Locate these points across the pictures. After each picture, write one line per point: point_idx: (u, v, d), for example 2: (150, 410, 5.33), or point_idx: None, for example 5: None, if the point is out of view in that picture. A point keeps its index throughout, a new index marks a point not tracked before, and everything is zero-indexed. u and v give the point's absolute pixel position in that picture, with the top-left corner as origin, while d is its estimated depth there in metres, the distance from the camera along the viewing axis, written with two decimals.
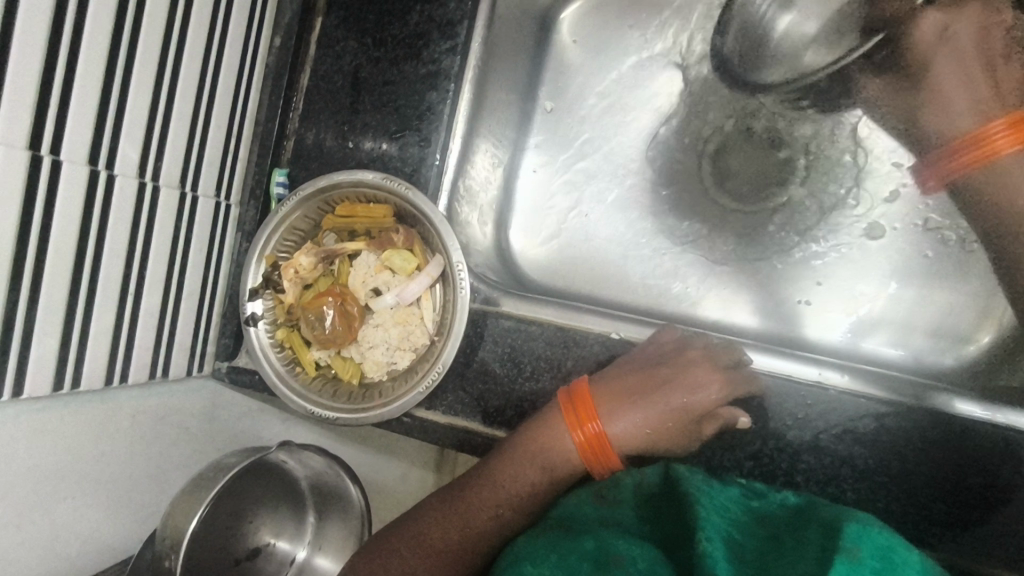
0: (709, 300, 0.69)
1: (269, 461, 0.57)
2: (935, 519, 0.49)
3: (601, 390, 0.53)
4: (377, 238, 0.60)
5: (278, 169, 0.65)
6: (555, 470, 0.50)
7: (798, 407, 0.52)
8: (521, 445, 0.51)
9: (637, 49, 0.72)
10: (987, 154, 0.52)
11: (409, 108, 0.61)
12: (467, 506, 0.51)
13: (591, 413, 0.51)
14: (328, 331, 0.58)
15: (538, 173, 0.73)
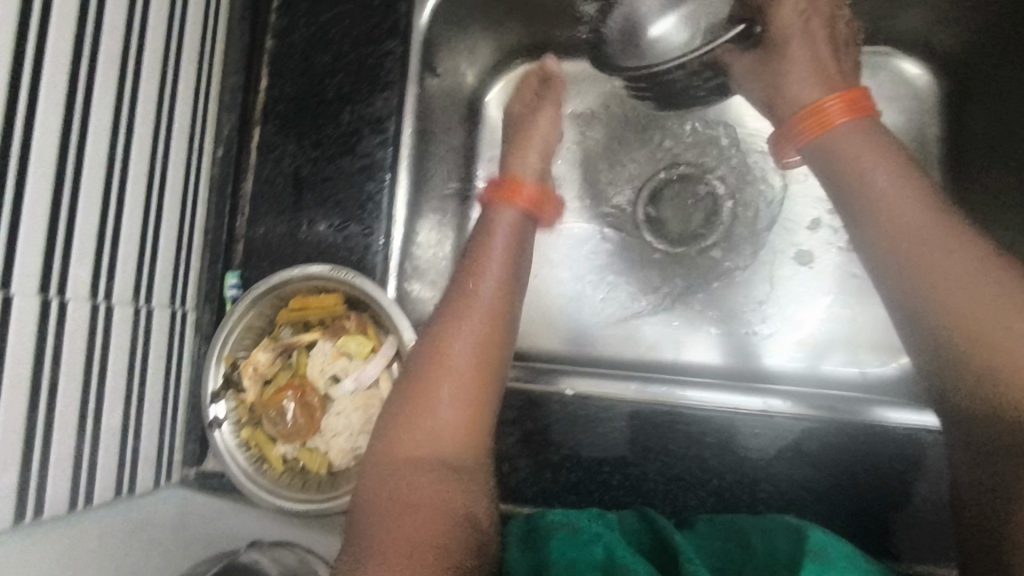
0: (663, 341, 0.73)
1: (238, 564, 0.59)
2: (887, 525, 0.53)
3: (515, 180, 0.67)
4: (330, 326, 0.62)
5: (231, 272, 0.68)
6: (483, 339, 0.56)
7: (766, 437, 0.54)
8: (431, 353, 0.55)
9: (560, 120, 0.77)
10: (822, 123, 0.59)
11: (349, 201, 0.64)
12: (425, 410, 0.52)
13: (515, 189, 0.66)
14: (291, 425, 0.60)
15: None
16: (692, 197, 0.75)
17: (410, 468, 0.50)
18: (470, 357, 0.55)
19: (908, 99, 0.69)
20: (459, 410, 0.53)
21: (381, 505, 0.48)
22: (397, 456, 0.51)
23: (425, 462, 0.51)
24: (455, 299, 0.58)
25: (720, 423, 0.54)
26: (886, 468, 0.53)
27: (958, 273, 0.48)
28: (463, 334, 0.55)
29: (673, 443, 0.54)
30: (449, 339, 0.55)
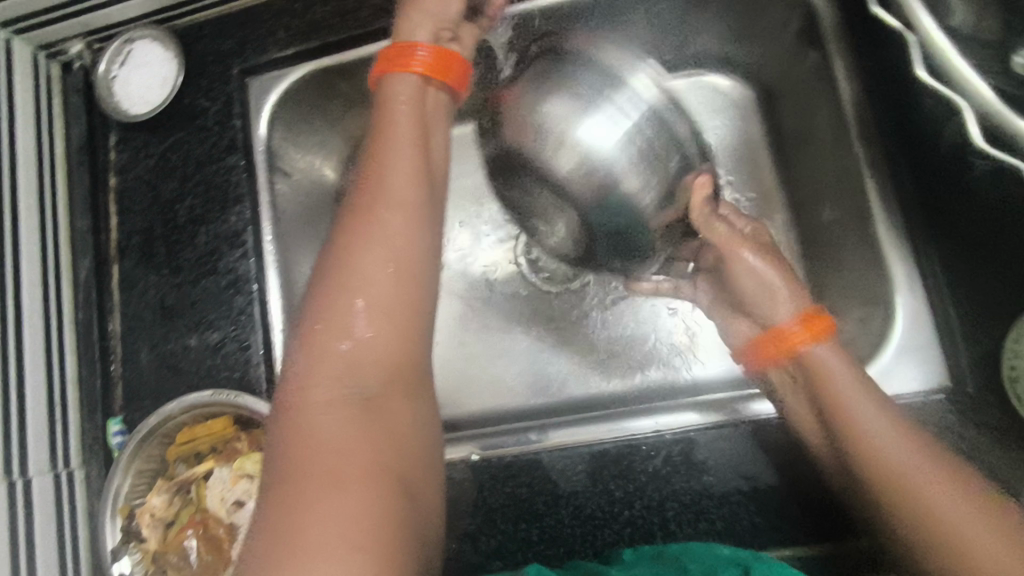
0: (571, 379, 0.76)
1: None
2: (792, 516, 0.52)
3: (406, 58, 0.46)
4: (224, 451, 0.60)
5: (111, 419, 0.64)
6: (392, 253, 0.39)
7: (695, 453, 0.54)
8: (336, 267, 0.39)
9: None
10: (788, 350, 0.51)
11: (221, 319, 0.64)
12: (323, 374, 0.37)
13: (401, 54, 0.47)
14: (197, 566, 0.58)
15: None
16: None
17: (321, 418, 0.36)
18: (392, 274, 0.39)
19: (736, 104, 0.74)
20: (382, 347, 0.38)
21: (286, 469, 0.34)
22: (310, 420, 0.36)
23: (343, 418, 0.36)
24: (362, 180, 0.42)
25: (646, 448, 0.55)
26: (778, 457, 0.53)
27: (972, 529, 0.41)
28: (382, 242, 0.39)
29: (579, 485, 0.55)
30: (364, 253, 0.39)
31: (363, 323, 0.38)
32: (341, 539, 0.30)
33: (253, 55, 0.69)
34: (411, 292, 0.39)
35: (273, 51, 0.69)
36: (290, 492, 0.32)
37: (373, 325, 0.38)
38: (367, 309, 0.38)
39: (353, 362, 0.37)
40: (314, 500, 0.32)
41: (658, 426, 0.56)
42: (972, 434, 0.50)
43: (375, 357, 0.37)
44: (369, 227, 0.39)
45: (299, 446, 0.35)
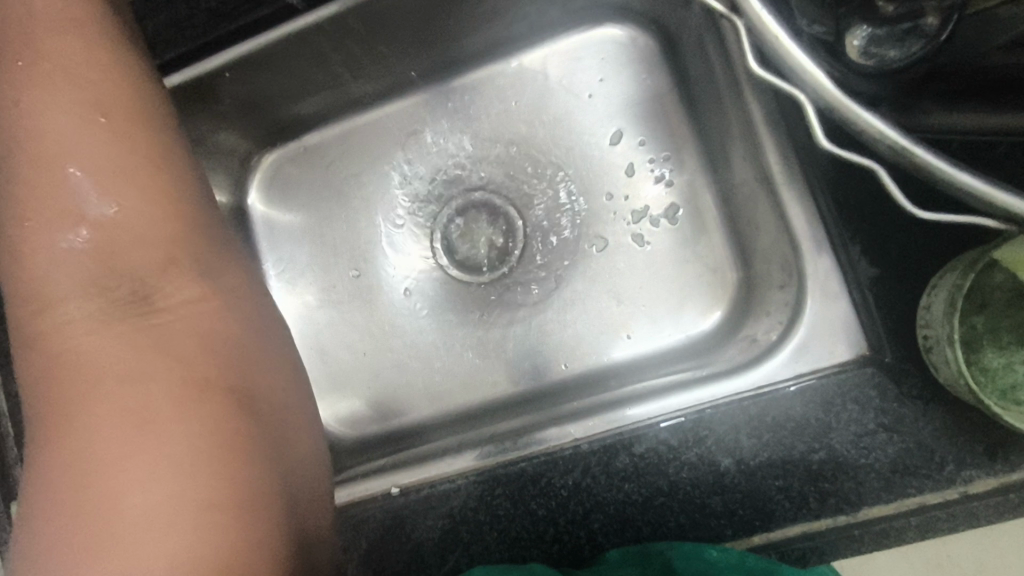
0: (517, 375, 0.75)
1: None
2: (717, 511, 0.49)
3: (54, 122, 0.44)
4: None
5: (15, 502, 0.60)
6: (83, 162, 0.44)
7: (609, 463, 0.51)
8: (19, 145, 0.44)
9: (350, 196, 0.81)
10: None
11: None
12: (97, 375, 0.40)
13: None
14: None
15: (311, 352, 0.80)
16: (478, 221, 0.80)
17: (94, 342, 0.41)
18: (80, 151, 0.44)
19: (625, 68, 0.74)
20: (104, 303, 0.42)
21: (81, 402, 0.39)
22: (90, 426, 0.39)
23: (133, 329, 0.42)
24: (16, 114, 0.44)
25: (562, 462, 0.52)
26: (698, 453, 0.49)
27: None
28: (60, 126, 0.44)
29: (501, 510, 0.52)
30: (56, 141, 0.44)
31: (106, 214, 0.43)
32: (149, 517, 0.37)
33: None
34: (133, 134, 0.45)
35: None
36: (90, 482, 0.38)
37: (84, 139, 0.44)
38: (96, 256, 0.43)
39: (116, 235, 0.44)
40: (91, 470, 0.38)
41: (577, 438, 0.53)
42: (893, 405, 0.46)
43: (151, 232, 0.44)
44: (39, 80, 0.45)
45: (84, 372, 0.40)
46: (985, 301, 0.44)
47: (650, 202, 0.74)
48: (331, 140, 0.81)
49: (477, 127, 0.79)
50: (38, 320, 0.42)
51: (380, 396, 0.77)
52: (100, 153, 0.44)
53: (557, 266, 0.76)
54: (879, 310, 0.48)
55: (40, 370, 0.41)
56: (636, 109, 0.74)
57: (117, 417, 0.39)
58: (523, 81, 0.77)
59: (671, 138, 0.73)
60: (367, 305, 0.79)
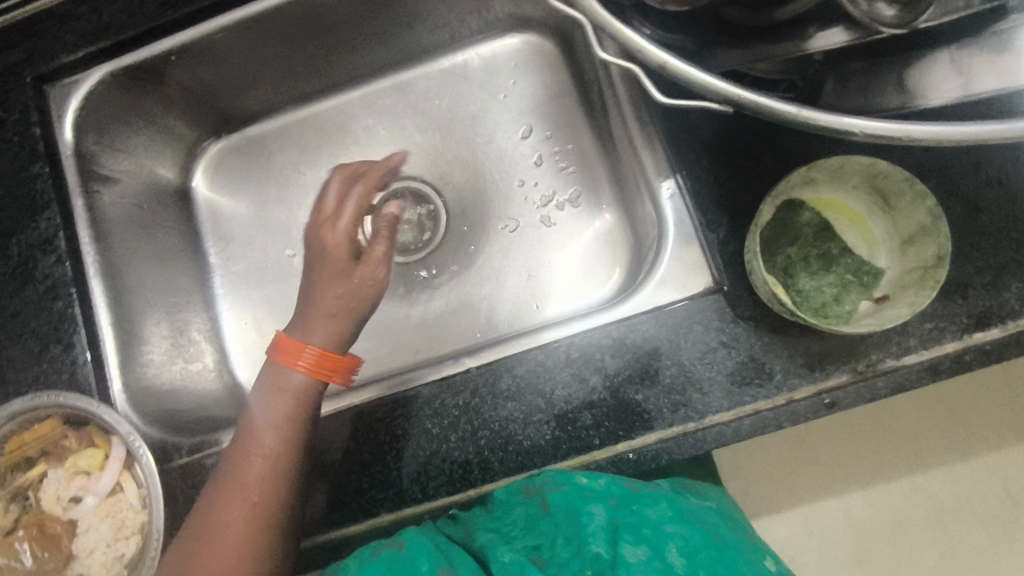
0: (437, 343, 0.81)
1: None
2: (587, 423, 0.55)
3: (275, 431, 0.54)
4: (55, 452, 0.61)
5: None
6: (281, 430, 0.54)
7: (494, 384, 0.57)
8: (256, 412, 0.55)
9: (288, 182, 0.88)
10: None
11: (42, 325, 0.65)
12: (229, 506, 0.51)
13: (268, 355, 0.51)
14: (36, 563, 0.57)
15: (244, 325, 0.84)
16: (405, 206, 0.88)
17: (230, 508, 0.51)
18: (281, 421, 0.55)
19: (535, 72, 0.85)
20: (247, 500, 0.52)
21: (197, 555, 0.50)
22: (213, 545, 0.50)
23: (272, 481, 0.53)
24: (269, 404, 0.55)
25: (454, 385, 0.58)
26: (570, 372, 0.56)
27: None
28: (276, 427, 0.54)
29: (400, 429, 0.58)
30: (271, 414, 0.55)
31: (274, 469, 0.53)
32: None
33: (45, 63, 0.70)
34: (295, 442, 0.54)
35: (66, 55, 0.71)
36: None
37: (286, 411, 0.55)
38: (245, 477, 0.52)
39: (287, 407, 0.55)
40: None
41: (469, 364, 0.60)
42: (730, 325, 0.55)
43: (277, 460, 0.53)
44: (275, 383, 0.56)
45: (228, 501, 0.51)
46: (798, 234, 0.54)
47: (556, 188, 0.83)
48: (273, 132, 0.89)
49: (406, 123, 0.88)
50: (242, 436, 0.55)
51: None
52: (286, 448, 0.54)
53: (476, 244, 0.84)
54: (720, 248, 0.56)
55: (218, 478, 0.53)
56: (544, 108, 0.84)
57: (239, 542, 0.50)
58: (448, 82, 0.87)
59: (575, 132, 0.83)
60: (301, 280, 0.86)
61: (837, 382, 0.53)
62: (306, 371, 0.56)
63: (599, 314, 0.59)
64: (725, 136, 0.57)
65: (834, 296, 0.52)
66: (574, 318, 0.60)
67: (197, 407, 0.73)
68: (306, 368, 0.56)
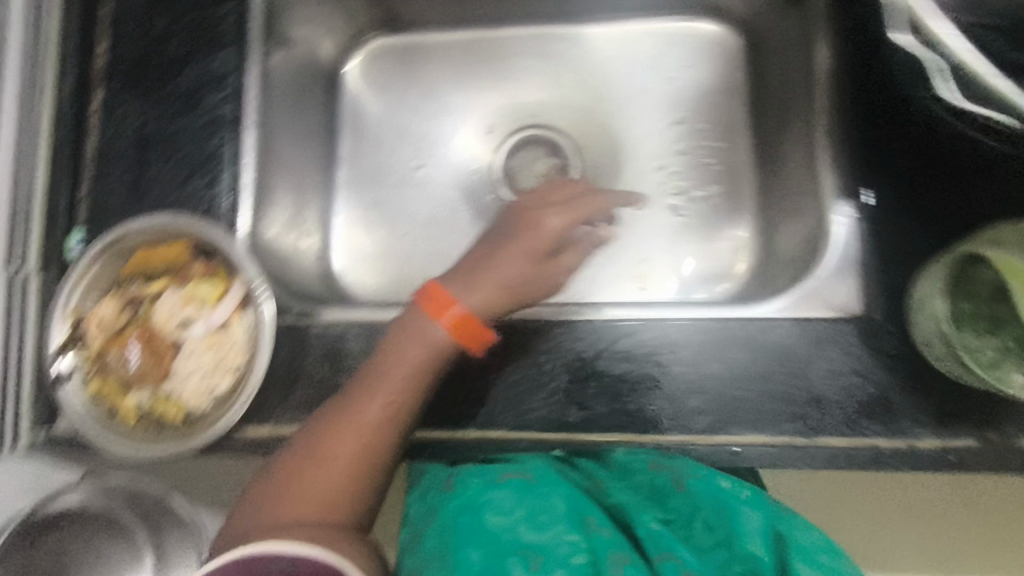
0: None
1: (74, 511, 0.61)
2: (695, 407, 0.55)
3: (403, 375, 0.55)
4: (178, 274, 0.62)
5: (73, 230, 0.66)
6: (408, 376, 0.55)
7: (613, 342, 0.58)
8: (387, 353, 0.56)
9: (433, 97, 0.88)
10: None
11: (193, 154, 0.66)
12: (341, 438, 0.53)
13: (440, 302, 0.57)
14: (139, 369, 0.61)
15: (354, 218, 0.85)
16: (537, 154, 0.87)
17: (342, 440, 0.53)
18: (411, 368, 0.55)
19: (708, 63, 0.84)
20: (360, 436, 0.53)
21: (297, 473, 0.52)
22: (320, 471, 0.52)
23: (387, 423, 0.54)
24: (401, 346, 0.56)
25: (573, 329, 0.59)
26: (694, 352, 0.56)
27: None
28: (404, 373, 0.55)
29: (509, 356, 0.59)
30: (402, 357, 0.55)
31: (392, 413, 0.54)
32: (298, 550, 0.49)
33: None
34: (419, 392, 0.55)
35: None
36: (291, 501, 0.51)
37: (418, 359, 0.55)
38: (364, 412, 0.54)
39: (419, 357, 0.55)
40: (299, 498, 0.51)
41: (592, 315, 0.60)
42: (867, 355, 0.54)
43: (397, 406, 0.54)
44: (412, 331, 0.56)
45: (341, 433, 0.53)
46: (973, 291, 0.51)
47: (694, 182, 0.82)
48: (433, 45, 0.89)
49: (563, 74, 0.87)
50: (368, 372, 0.56)
51: (407, 275, 0.84)
52: (408, 396, 0.55)
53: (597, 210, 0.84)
54: (874, 279, 0.56)
55: (336, 406, 0.55)
56: (705, 100, 0.83)
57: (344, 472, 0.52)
58: (618, 47, 0.86)
59: (730, 132, 0.82)
60: (419, 193, 0.86)
61: (960, 442, 0.52)
62: (447, 326, 0.56)
63: (730, 307, 0.59)
64: (923, 165, 0.57)
65: (991, 360, 0.50)
66: (703, 304, 0.60)
67: (299, 279, 0.74)
68: (447, 322, 0.56)
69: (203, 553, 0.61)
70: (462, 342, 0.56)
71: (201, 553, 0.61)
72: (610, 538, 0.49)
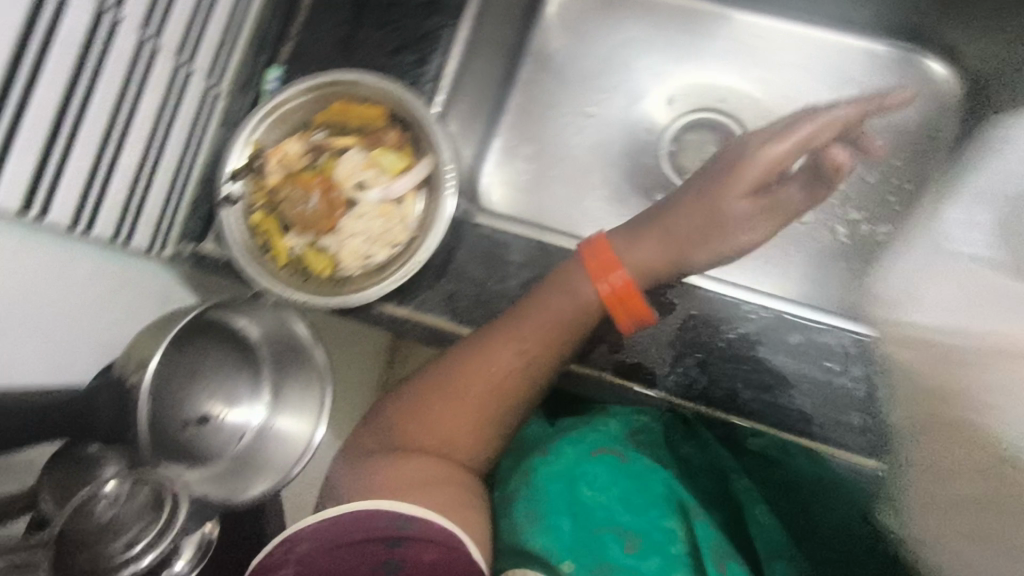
0: None
1: (211, 319, 0.53)
2: (851, 425, 0.53)
3: (529, 332, 0.57)
4: (367, 136, 0.62)
5: (273, 66, 0.65)
6: (532, 335, 0.57)
7: (778, 332, 0.56)
8: (521, 309, 0.57)
9: (625, 50, 0.85)
10: None
11: (410, 28, 0.64)
12: (458, 378, 0.57)
13: (608, 265, 0.57)
14: (308, 214, 0.60)
15: (511, 144, 0.84)
16: (710, 138, 0.83)
17: (460, 379, 0.57)
18: (538, 327, 0.57)
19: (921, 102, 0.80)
20: (477, 379, 0.57)
21: (419, 400, 0.58)
22: (435, 404, 0.57)
23: (503, 373, 0.57)
24: (539, 302, 0.57)
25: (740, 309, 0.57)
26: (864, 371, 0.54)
27: None
28: (531, 330, 0.57)
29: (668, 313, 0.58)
30: (531, 313, 0.57)
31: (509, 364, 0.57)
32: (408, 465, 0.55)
33: None
34: (542, 350, 0.57)
35: None
36: (409, 424, 0.57)
37: (545, 321, 0.57)
38: (484, 360, 0.57)
39: (547, 318, 0.57)
40: (416, 422, 0.57)
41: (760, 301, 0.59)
42: None
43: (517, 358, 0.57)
44: (549, 291, 0.57)
45: (460, 375, 0.57)
46: None
47: (866, 215, 0.78)
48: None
49: (764, 68, 0.83)
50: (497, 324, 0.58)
51: (548, 214, 0.82)
52: (530, 350, 0.57)
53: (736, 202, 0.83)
54: None
55: (463, 348, 0.58)
56: (905, 137, 0.79)
57: (456, 411, 0.57)
58: (831, 58, 0.82)
59: (920, 177, 0.78)
60: (583, 139, 0.84)
61: None
62: (605, 293, 0.57)
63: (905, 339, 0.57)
64: None
65: None
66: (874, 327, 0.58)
67: None
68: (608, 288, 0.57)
69: (325, 409, 0.56)
70: (615, 312, 0.56)
71: (323, 408, 0.56)
72: (707, 530, 0.52)
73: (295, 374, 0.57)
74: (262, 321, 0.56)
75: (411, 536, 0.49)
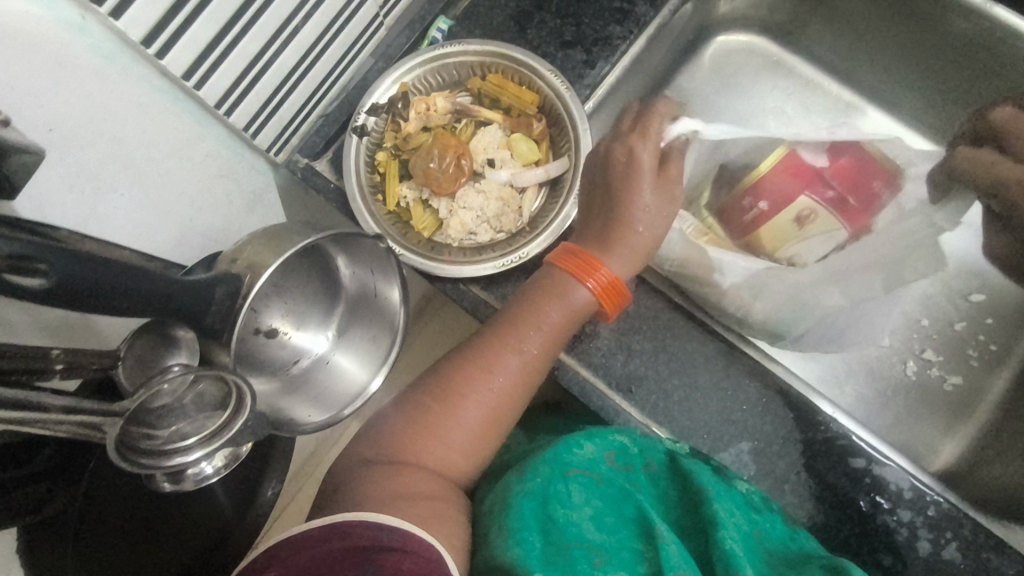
0: None
1: (317, 251, 0.52)
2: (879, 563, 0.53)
3: (532, 346, 0.54)
4: (513, 118, 0.63)
5: (443, 17, 0.65)
6: (533, 344, 0.54)
7: (844, 454, 0.55)
8: (519, 313, 0.55)
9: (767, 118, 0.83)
10: None
11: (590, 29, 0.63)
12: (459, 384, 0.54)
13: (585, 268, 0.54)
14: (435, 173, 0.59)
15: None
16: None
17: (462, 389, 0.54)
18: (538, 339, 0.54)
19: None
20: (476, 389, 0.54)
21: (417, 414, 0.54)
22: (436, 422, 0.53)
23: (505, 383, 0.54)
24: (538, 308, 0.54)
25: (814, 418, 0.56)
26: (912, 518, 0.54)
27: None
28: (530, 339, 0.54)
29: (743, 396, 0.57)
30: (531, 321, 0.54)
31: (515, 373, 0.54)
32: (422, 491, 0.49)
33: None
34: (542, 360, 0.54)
35: None
36: (407, 440, 0.52)
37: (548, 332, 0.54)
38: (484, 367, 0.54)
39: (549, 332, 0.54)
40: (419, 441, 0.52)
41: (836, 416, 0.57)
42: None
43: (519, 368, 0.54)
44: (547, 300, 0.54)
45: (456, 382, 0.54)
46: None
47: None
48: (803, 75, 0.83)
49: None
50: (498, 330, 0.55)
51: None
52: (534, 359, 0.54)
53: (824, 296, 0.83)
54: None
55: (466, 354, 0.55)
56: None
57: (459, 428, 0.53)
58: None
59: None
60: None
61: None
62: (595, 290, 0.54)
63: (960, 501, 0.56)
64: None
65: None
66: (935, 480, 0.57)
67: None
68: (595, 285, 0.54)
69: (387, 365, 0.56)
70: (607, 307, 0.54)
71: (385, 364, 0.56)
72: (673, 550, 0.45)
73: (366, 322, 0.57)
74: (358, 265, 0.55)
75: (392, 546, 0.42)
